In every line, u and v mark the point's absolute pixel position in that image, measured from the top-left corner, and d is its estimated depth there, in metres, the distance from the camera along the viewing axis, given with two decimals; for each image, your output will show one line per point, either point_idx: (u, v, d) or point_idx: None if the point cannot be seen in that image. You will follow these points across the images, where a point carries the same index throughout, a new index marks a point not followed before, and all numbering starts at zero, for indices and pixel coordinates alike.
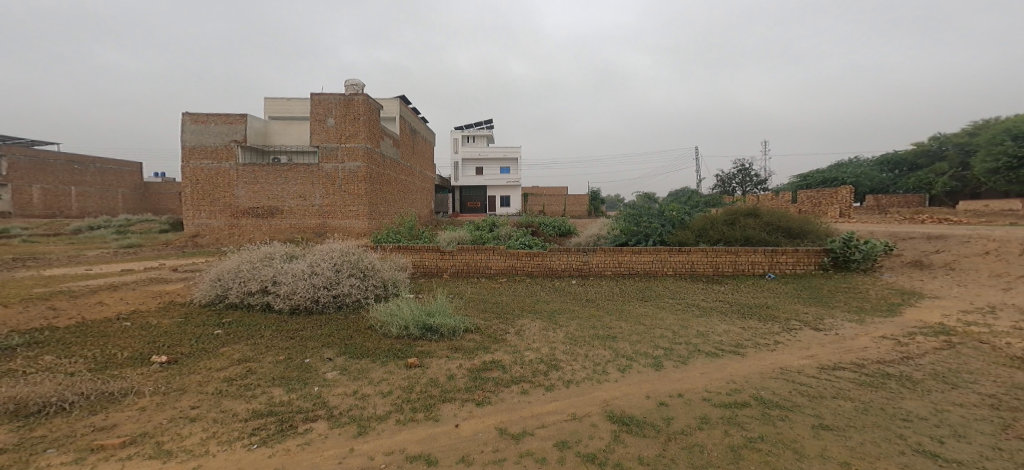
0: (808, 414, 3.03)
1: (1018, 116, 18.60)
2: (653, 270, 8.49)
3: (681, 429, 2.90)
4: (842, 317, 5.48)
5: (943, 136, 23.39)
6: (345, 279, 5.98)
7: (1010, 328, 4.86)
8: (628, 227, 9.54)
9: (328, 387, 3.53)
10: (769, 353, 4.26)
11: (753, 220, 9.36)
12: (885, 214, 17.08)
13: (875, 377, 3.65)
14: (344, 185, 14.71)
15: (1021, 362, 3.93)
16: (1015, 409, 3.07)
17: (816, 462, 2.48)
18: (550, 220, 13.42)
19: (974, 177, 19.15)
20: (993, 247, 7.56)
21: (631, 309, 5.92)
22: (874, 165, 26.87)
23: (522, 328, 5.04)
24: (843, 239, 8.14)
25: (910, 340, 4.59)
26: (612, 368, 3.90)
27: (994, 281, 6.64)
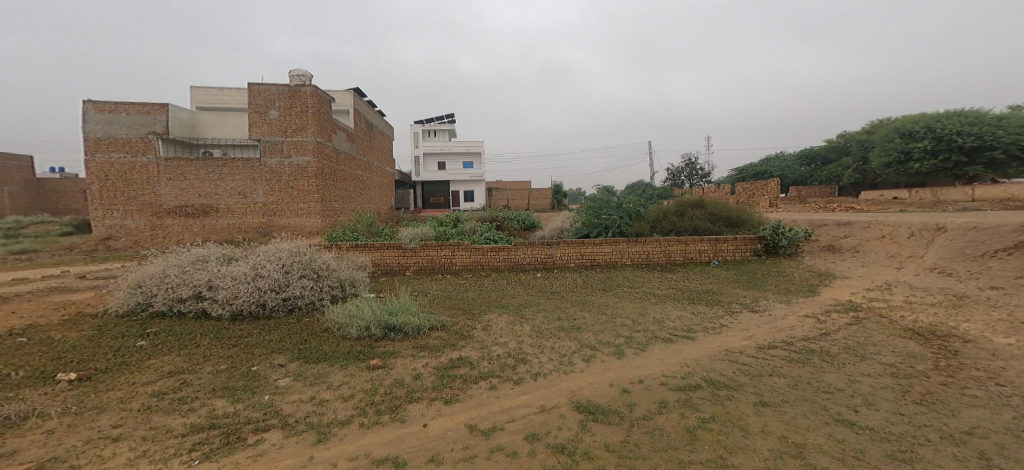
0: (751, 392, 3.30)
1: (905, 116, 21.29)
2: (613, 261, 8.79)
3: (643, 413, 3.05)
4: (773, 299, 6.03)
5: (848, 133, 26.23)
6: (296, 280, 5.64)
7: (903, 302, 5.63)
8: (589, 220, 9.85)
9: (281, 394, 3.33)
10: (716, 335, 4.59)
11: (700, 211, 9.98)
12: (806, 203, 18.95)
13: (803, 353, 4.05)
14: (291, 181, 13.81)
15: (913, 333, 4.55)
16: (912, 376, 3.55)
17: (759, 438, 2.72)
18: (513, 214, 13.45)
19: (873, 170, 21.71)
20: (888, 231, 8.63)
21: (593, 299, 6.12)
22: (796, 159, 29.51)
23: (488, 323, 5.03)
24: (772, 227, 8.95)
25: (827, 317, 5.15)
26: (577, 358, 4.01)
27: (889, 261, 7.63)
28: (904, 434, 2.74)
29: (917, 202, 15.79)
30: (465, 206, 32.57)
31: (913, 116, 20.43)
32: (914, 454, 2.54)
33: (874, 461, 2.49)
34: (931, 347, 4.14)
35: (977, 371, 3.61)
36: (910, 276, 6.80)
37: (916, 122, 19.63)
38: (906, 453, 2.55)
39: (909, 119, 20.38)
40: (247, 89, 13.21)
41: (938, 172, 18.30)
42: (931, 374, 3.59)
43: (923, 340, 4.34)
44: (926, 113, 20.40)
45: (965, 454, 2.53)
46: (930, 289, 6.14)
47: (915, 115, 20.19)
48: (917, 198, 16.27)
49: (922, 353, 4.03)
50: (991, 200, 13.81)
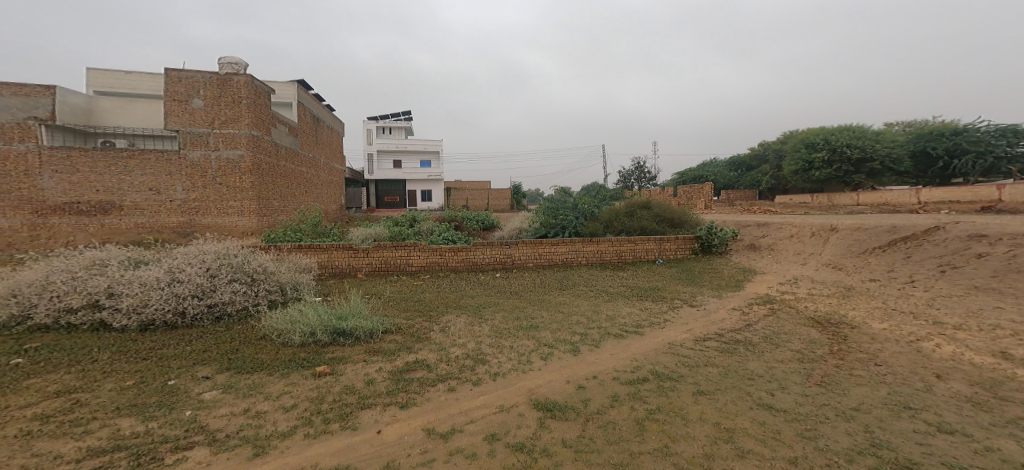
0: (691, 382, 3.53)
1: (809, 130, 23.95)
2: (570, 260, 8.98)
3: (597, 408, 3.16)
4: (708, 293, 6.51)
5: (767, 143, 28.92)
6: (225, 285, 5.15)
7: (809, 294, 6.34)
8: (547, 220, 10.10)
9: (207, 409, 3.03)
10: (660, 330, 4.86)
11: (647, 212, 10.50)
12: (734, 206, 20.65)
13: (731, 343, 4.41)
14: (219, 176, 12.54)
15: (816, 321, 5.15)
16: (814, 360, 4.01)
17: (698, 424, 2.92)
18: (472, 213, 13.26)
19: (785, 177, 24.14)
20: (795, 231, 9.66)
21: (551, 298, 6.21)
22: (725, 165, 31.83)
23: (446, 325, 4.92)
24: (707, 227, 9.69)
25: (750, 309, 5.67)
26: (535, 357, 4.06)
27: (797, 258, 8.56)
28: (813, 412, 3.09)
29: (819, 205, 17.86)
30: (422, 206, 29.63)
31: (814, 130, 23.04)
32: (817, 431, 2.86)
33: (789, 439, 2.77)
34: (828, 334, 4.71)
35: (863, 353, 4.17)
36: (813, 271, 7.68)
37: (816, 136, 21.89)
38: (812, 430, 2.87)
39: (813, 132, 22.90)
40: (166, 74, 11.87)
41: (832, 180, 21.10)
42: (828, 357, 4.07)
43: (823, 327, 4.93)
44: (825, 128, 22.92)
45: (854, 427, 2.90)
46: (823, 282, 6.98)
47: (816, 130, 22.78)
48: (819, 202, 18.39)
49: (822, 339, 4.56)
50: (872, 205, 15.84)
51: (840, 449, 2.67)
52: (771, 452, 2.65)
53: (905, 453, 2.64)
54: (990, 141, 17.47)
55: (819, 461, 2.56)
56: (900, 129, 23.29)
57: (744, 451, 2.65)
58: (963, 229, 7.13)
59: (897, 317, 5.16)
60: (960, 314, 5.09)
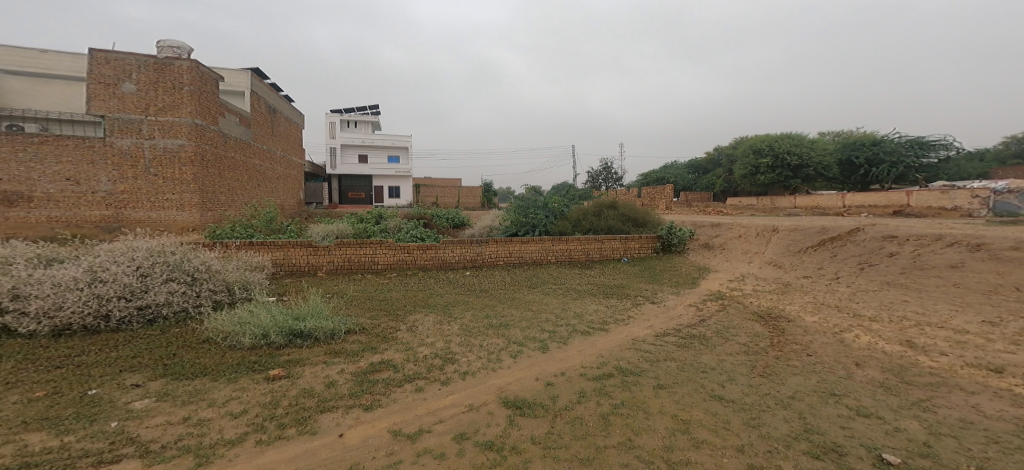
0: (652, 377, 3.66)
1: (755, 136, 25.43)
2: (539, 258, 9.04)
3: (565, 404, 3.21)
4: (667, 291, 6.77)
5: (720, 148, 30.41)
6: (158, 285, 4.80)
7: (757, 290, 6.76)
8: (518, 219, 10.13)
9: (138, 419, 2.81)
10: (624, 326, 5.00)
11: (613, 211, 10.75)
12: (691, 207, 21.56)
13: (688, 338, 4.61)
14: (155, 166, 11.38)
15: (761, 315, 5.50)
16: (759, 352, 4.28)
17: (659, 417, 3.04)
18: (442, 211, 13.06)
19: (735, 180, 25.50)
20: (744, 231, 10.24)
21: (520, 296, 6.23)
22: (684, 168, 33.19)
23: (414, 324, 4.83)
24: (667, 227, 10.09)
25: (704, 304, 5.97)
26: (504, 355, 4.06)
27: (745, 256, 9.08)
28: (759, 402, 3.29)
29: (764, 207, 19.04)
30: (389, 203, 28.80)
31: (758, 137, 24.45)
32: (760, 419, 3.05)
33: (738, 428, 2.94)
34: (769, 327, 5.04)
35: (801, 345, 4.50)
36: (761, 268, 8.18)
37: (761, 143, 23.19)
38: (757, 419, 3.05)
39: (758, 139, 24.26)
40: (90, 54, 10.76)
41: (775, 184, 22.48)
42: (771, 349, 4.35)
43: (767, 321, 5.27)
44: (769, 135, 24.41)
45: (793, 414, 3.12)
46: (765, 278, 7.47)
47: (761, 137, 24.19)
48: (765, 204, 19.61)
49: (766, 332, 4.86)
50: (806, 208, 17.06)
51: (780, 436, 2.86)
52: (723, 441, 2.79)
53: (832, 436, 2.86)
54: (902, 152, 19.70)
55: (763, 447, 2.74)
56: (831, 138, 25.39)
57: (698, 441, 2.78)
58: (879, 230, 7.84)
59: (825, 310, 5.62)
60: (875, 306, 5.64)
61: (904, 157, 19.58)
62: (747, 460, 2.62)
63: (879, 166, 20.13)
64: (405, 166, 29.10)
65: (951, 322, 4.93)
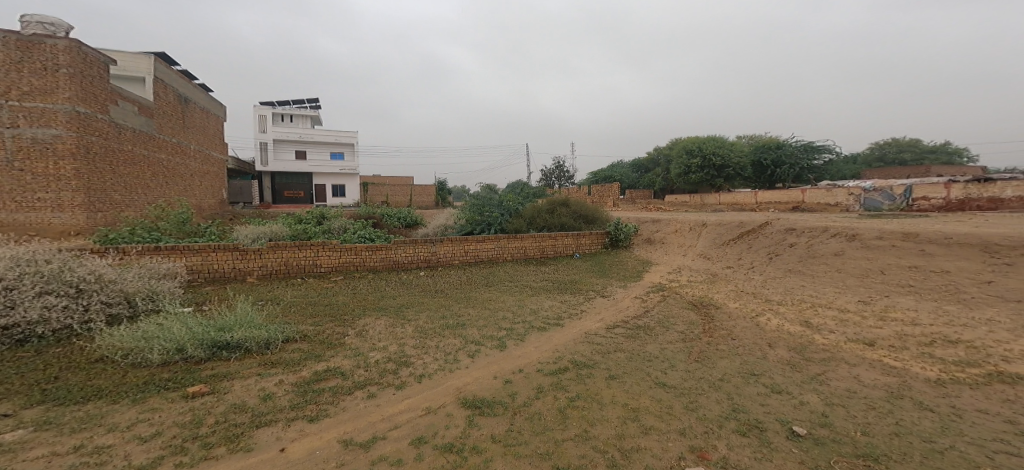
0: (604, 368, 3.79)
1: (687, 138, 27.13)
2: (495, 256, 9.08)
3: (524, 401, 3.23)
4: (616, 284, 7.04)
5: (658, 149, 32.07)
6: (30, 299, 4.17)
7: (695, 281, 7.21)
8: (473, 217, 10.07)
9: (11, 453, 2.46)
10: (577, 320, 5.13)
11: (566, 209, 10.99)
12: (634, 204, 22.51)
13: (635, 329, 4.82)
14: (20, 160, 8.82)
15: (696, 304, 5.88)
16: (696, 339, 4.56)
17: (612, 407, 3.15)
18: (392, 210, 12.69)
19: (671, 179, 27.03)
20: (681, 225, 10.87)
21: (476, 295, 6.18)
22: (629, 167, 34.46)
23: (364, 328, 4.64)
24: (615, 224, 10.49)
25: (649, 296, 6.27)
26: (462, 355, 4.01)
27: (683, 249, 9.66)
28: (699, 386, 3.51)
29: (696, 204, 20.37)
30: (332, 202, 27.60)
31: (689, 140, 26.15)
32: (698, 402, 3.26)
33: (680, 412, 3.12)
34: (702, 314, 5.41)
35: (732, 329, 4.87)
36: (697, 260, 8.73)
37: (692, 145, 24.69)
38: (696, 402, 3.26)
39: (690, 141, 25.90)
40: None
41: (704, 182, 24.18)
42: (706, 336, 4.66)
43: (702, 309, 5.65)
44: (697, 137, 26.10)
45: (726, 395, 3.37)
46: (697, 269, 8.00)
47: (692, 139, 25.86)
48: (696, 201, 20.99)
49: (701, 320, 5.20)
50: (727, 205, 18.51)
51: (713, 416, 3.07)
52: (668, 425, 2.95)
53: (755, 413, 3.12)
54: (799, 154, 22.96)
55: (701, 428, 2.93)
56: (745, 140, 27.92)
57: (647, 427, 2.92)
58: (783, 224, 8.67)
59: (746, 296, 6.13)
60: (794, 291, 6.22)
61: (798, 159, 22.84)
62: (689, 441, 2.79)
63: (780, 168, 22.88)
64: (349, 162, 27.99)
65: (851, 302, 5.59)
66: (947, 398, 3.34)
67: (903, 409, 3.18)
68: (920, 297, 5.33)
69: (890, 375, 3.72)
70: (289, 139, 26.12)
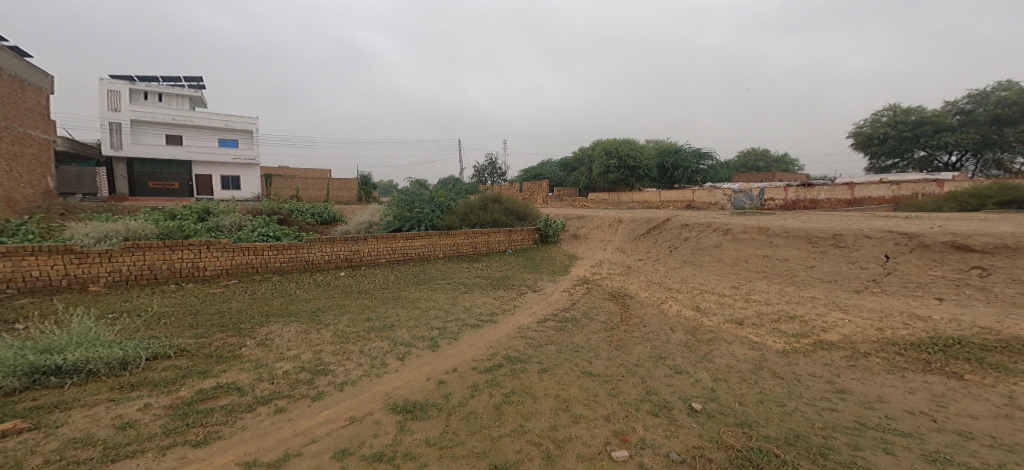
0: (536, 362, 3.87)
1: (606, 140, 28.59)
2: (426, 254, 8.90)
3: (459, 401, 3.19)
4: (546, 279, 7.22)
5: (582, 149, 33.43)
6: None
7: (618, 273, 7.64)
8: (402, 213, 9.72)
9: None
10: (510, 316, 5.18)
11: (498, 205, 11.04)
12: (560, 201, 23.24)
13: (564, 322, 4.99)
14: None
15: (615, 295, 6.23)
16: (619, 328, 4.84)
17: (545, 400, 3.22)
18: (304, 206, 11.81)
19: (593, 178, 28.30)
20: (603, 220, 11.45)
21: (406, 294, 5.98)
22: (556, 166, 35.21)
23: (270, 337, 4.27)
24: (544, 219, 10.93)
25: (575, 289, 6.53)
26: (391, 358, 3.86)
27: (605, 243, 10.18)
28: (621, 373, 3.71)
29: (614, 201, 21.58)
30: (221, 195, 24.16)
31: (608, 142, 27.59)
32: (618, 388, 3.46)
33: (605, 398, 3.29)
34: (620, 304, 5.75)
35: (648, 317, 5.23)
36: (618, 253, 9.26)
37: (610, 146, 26.05)
38: (617, 388, 3.46)
39: (609, 142, 27.36)
40: None
41: (620, 181, 25.70)
42: (625, 324, 4.96)
43: (620, 299, 6.01)
44: (615, 139, 27.65)
45: (642, 379, 3.61)
46: (616, 262, 8.49)
47: (611, 141, 27.34)
48: (615, 198, 22.22)
49: (623, 310, 5.52)
50: (638, 203, 19.90)
51: (632, 400, 3.29)
52: (597, 413, 3.09)
53: (667, 393, 3.39)
54: (692, 159, 25.53)
55: (623, 413, 3.11)
56: (653, 144, 30.21)
57: (577, 416, 3.03)
58: (680, 219, 9.52)
59: (657, 286, 6.63)
60: (704, 279, 6.83)
61: (691, 164, 25.28)
62: (614, 426, 2.95)
63: (678, 170, 25.10)
64: (244, 151, 24.76)
65: (751, 286, 6.27)
66: (824, 366, 3.88)
67: (764, 379, 3.66)
68: (800, 279, 6.15)
69: (754, 350, 4.25)
70: (160, 121, 22.34)
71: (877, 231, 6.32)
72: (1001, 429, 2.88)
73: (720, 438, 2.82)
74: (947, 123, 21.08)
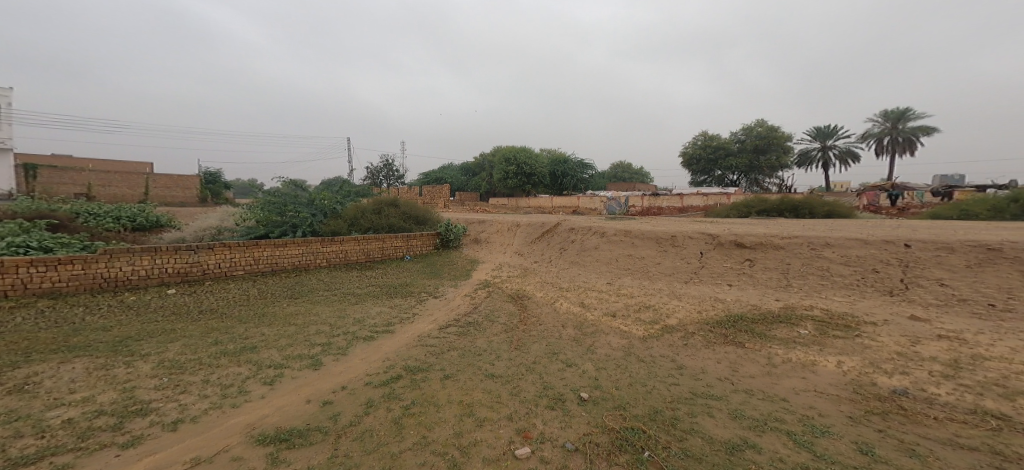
0: (439, 369, 3.78)
1: (503, 147, 29.40)
2: (305, 263, 8.22)
3: (350, 420, 2.98)
4: (447, 284, 7.14)
5: (482, 154, 33.94)
6: None
7: (520, 275, 7.85)
8: (268, 217, 8.77)
9: None
10: (409, 324, 5.00)
11: (394, 209, 10.64)
12: (462, 206, 23.30)
13: (466, 327, 4.96)
14: None
15: (515, 296, 6.39)
16: (518, 329, 4.95)
17: (448, 407, 3.16)
18: (101, 209, 9.66)
19: (492, 184, 28.88)
20: (504, 224, 11.70)
21: (276, 310, 5.41)
22: (458, 170, 35.39)
23: (47, 377, 3.45)
24: (445, 224, 10.77)
25: (477, 293, 6.54)
26: (254, 384, 3.45)
27: (505, 247, 10.43)
28: (519, 373, 3.79)
29: (513, 206, 22.29)
30: None
31: (505, 149, 28.42)
32: (519, 387, 3.54)
33: (507, 399, 3.34)
34: (518, 305, 5.92)
35: (542, 316, 5.45)
36: (518, 256, 9.54)
37: (509, 153, 26.77)
38: (518, 387, 3.53)
39: (506, 149, 28.18)
40: None
41: (519, 187, 26.56)
42: (524, 325, 5.10)
43: (518, 300, 6.18)
44: (513, 146, 28.54)
45: (540, 376, 3.74)
46: (514, 265, 8.73)
47: (507, 148, 28.20)
48: (514, 203, 22.97)
49: (521, 311, 5.68)
50: (534, 208, 20.82)
51: (531, 397, 3.39)
52: (500, 414, 3.11)
53: (561, 387, 3.56)
54: (577, 168, 27.62)
55: (524, 410, 3.19)
56: (546, 153, 31.83)
57: (481, 420, 3.03)
58: (570, 223, 10.16)
59: (554, 286, 6.95)
60: (596, 276, 7.35)
61: (577, 173, 27.52)
62: (517, 425, 3.00)
63: (568, 178, 27.00)
64: None
65: (634, 281, 6.90)
66: (692, 346, 4.42)
67: (634, 363, 4.05)
68: (671, 270, 6.94)
69: (624, 338, 4.70)
70: None
71: (694, 234, 7.46)
72: (768, 384, 3.60)
73: (604, 422, 3.05)
74: (729, 148, 27.61)
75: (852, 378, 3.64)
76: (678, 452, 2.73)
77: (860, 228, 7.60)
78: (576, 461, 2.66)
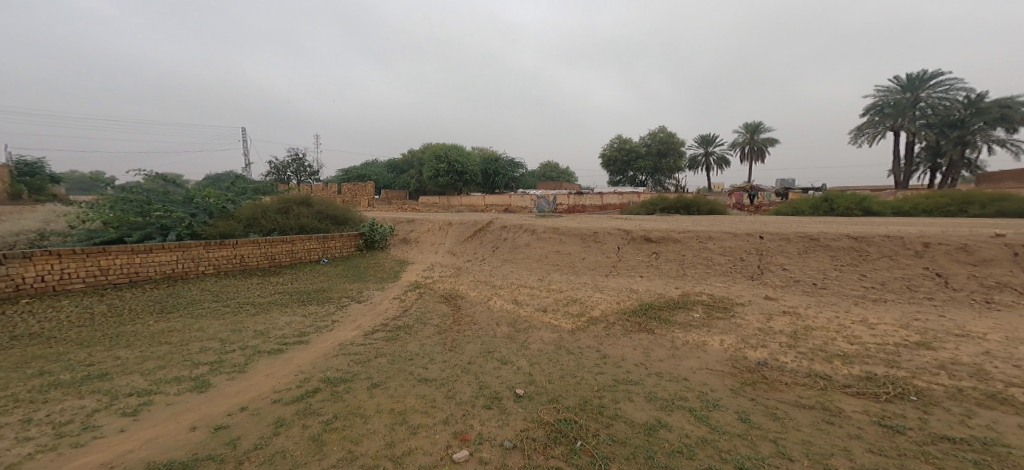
0: (365, 378, 3.61)
1: (431, 144, 28.87)
2: (182, 271, 7.35)
3: (255, 444, 2.75)
4: (374, 287, 6.86)
5: (410, 151, 33.04)
6: None
7: (451, 275, 7.75)
8: (127, 219, 7.53)
9: None
10: (328, 333, 4.73)
11: (306, 208, 10.03)
12: (389, 205, 22.53)
13: (394, 331, 4.79)
14: None
15: (446, 297, 6.29)
16: (450, 330, 4.87)
17: (376, 417, 3.03)
18: None
19: (422, 182, 28.25)
20: (434, 223, 11.49)
21: (136, 327, 4.78)
22: (384, 167, 34.12)
23: None
24: (369, 225, 10.35)
25: (406, 295, 6.34)
26: (108, 417, 3.03)
27: (435, 247, 10.25)
28: (448, 375, 3.73)
29: (443, 205, 21.98)
30: None
31: (433, 147, 27.92)
32: (455, 388, 3.49)
33: (442, 402, 3.27)
34: (450, 306, 5.84)
35: (472, 315, 5.42)
36: (450, 256, 9.42)
37: (439, 150, 26.37)
38: (453, 389, 3.48)
39: (435, 147, 27.74)
40: None
41: (449, 185, 26.23)
42: (455, 326, 5.03)
43: (450, 300, 6.10)
44: (443, 144, 28.14)
45: (471, 376, 3.71)
46: (445, 265, 8.61)
47: (434, 146, 27.75)
48: (444, 202, 22.69)
49: (451, 311, 5.60)
50: (465, 206, 20.70)
51: (467, 398, 3.35)
52: (434, 419, 3.05)
53: (495, 385, 3.56)
54: (507, 166, 27.91)
55: (460, 412, 3.15)
56: (476, 151, 31.78)
57: (414, 427, 2.93)
58: (501, 221, 10.24)
59: (486, 284, 6.95)
60: (529, 273, 7.46)
61: (507, 171, 27.81)
62: (452, 427, 2.96)
63: (500, 177, 27.21)
64: None
65: (563, 276, 7.10)
66: (617, 336, 4.63)
67: (563, 356, 4.16)
68: (598, 264, 7.24)
69: (555, 332, 4.81)
70: None
71: (602, 232, 7.87)
72: (670, 365, 3.89)
73: (539, 417, 3.09)
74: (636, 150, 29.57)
75: (756, 352, 4.05)
76: (606, 438, 2.85)
77: (727, 224, 8.54)
78: (514, 458, 2.68)
